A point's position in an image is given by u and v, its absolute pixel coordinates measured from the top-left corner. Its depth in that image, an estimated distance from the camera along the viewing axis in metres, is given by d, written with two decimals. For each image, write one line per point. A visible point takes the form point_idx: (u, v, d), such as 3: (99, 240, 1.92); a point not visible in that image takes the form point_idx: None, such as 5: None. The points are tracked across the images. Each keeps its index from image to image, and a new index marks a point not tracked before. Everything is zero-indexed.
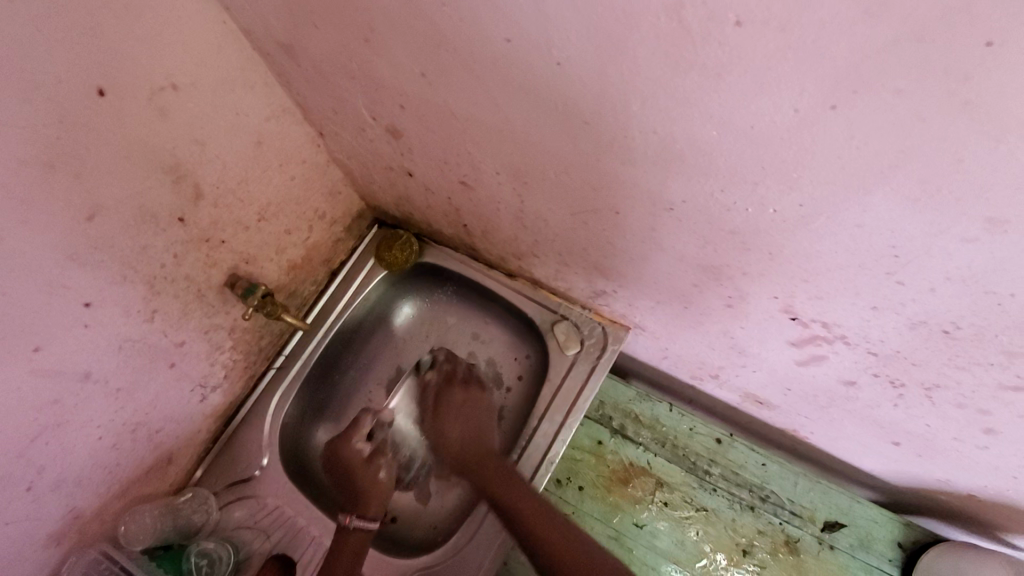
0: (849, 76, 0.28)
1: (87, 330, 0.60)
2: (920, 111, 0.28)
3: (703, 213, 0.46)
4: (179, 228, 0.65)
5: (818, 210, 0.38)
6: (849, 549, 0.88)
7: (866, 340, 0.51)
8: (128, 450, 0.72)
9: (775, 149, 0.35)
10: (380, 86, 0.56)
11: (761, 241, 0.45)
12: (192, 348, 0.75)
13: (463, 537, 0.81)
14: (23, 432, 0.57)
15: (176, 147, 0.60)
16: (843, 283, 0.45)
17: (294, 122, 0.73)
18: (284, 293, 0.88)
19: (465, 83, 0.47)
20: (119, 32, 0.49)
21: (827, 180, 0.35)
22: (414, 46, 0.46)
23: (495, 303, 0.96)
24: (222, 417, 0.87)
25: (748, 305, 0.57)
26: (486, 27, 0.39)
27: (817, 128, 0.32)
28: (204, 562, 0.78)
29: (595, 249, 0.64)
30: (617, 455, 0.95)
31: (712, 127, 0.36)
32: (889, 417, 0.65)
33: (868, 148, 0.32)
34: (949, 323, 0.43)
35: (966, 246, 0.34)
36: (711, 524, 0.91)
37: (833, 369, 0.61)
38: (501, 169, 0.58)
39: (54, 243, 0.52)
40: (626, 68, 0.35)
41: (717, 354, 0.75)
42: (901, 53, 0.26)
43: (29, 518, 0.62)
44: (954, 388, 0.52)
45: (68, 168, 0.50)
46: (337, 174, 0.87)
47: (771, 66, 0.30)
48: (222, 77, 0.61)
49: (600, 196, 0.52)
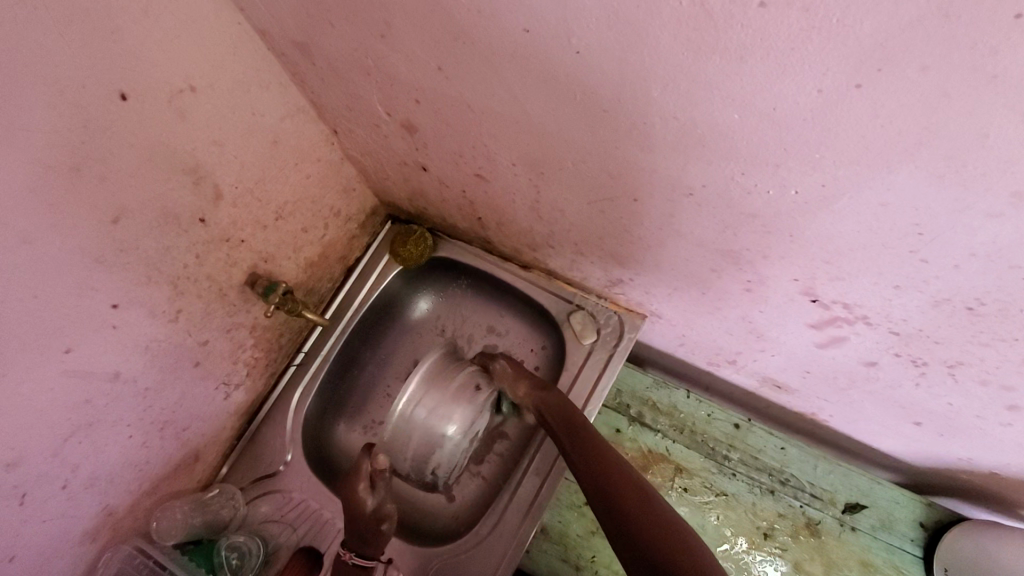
0: (873, 55, 0.28)
1: (116, 331, 0.61)
2: (945, 86, 0.28)
3: (723, 196, 0.46)
4: (200, 229, 0.66)
5: (840, 190, 0.38)
6: (871, 530, 0.89)
7: (888, 320, 0.51)
8: (157, 448, 0.74)
9: (797, 130, 0.35)
10: (397, 81, 0.56)
11: (782, 223, 0.45)
12: (215, 346, 0.77)
13: (485, 527, 0.81)
14: (58, 431, 0.59)
15: (195, 149, 0.60)
16: (865, 263, 0.45)
17: (309, 121, 0.74)
18: (302, 291, 0.89)
19: (481, 74, 0.47)
20: (138, 38, 0.49)
21: (851, 159, 0.35)
22: (431, 40, 0.46)
23: (511, 295, 0.97)
24: (247, 414, 0.89)
25: (767, 288, 0.57)
26: (503, 16, 0.39)
27: (840, 106, 0.32)
28: (235, 555, 0.79)
29: (612, 237, 0.64)
30: (635, 442, 0.95)
31: (734, 110, 0.36)
32: (910, 397, 0.65)
33: (892, 126, 0.32)
34: (974, 299, 0.42)
35: (992, 222, 0.34)
36: (730, 508, 0.91)
37: (853, 350, 0.61)
38: (517, 161, 0.59)
39: (83, 245, 0.53)
40: (647, 53, 0.35)
41: (735, 339, 0.75)
42: (928, 27, 0.26)
43: (66, 515, 0.64)
44: (977, 365, 0.51)
45: (93, 172, 0.51)
46: (352, 170, 0.87)
47: (795, 47, 0.30)
48: (238, 77, 0.61)
49: (617, 184, 0.52)
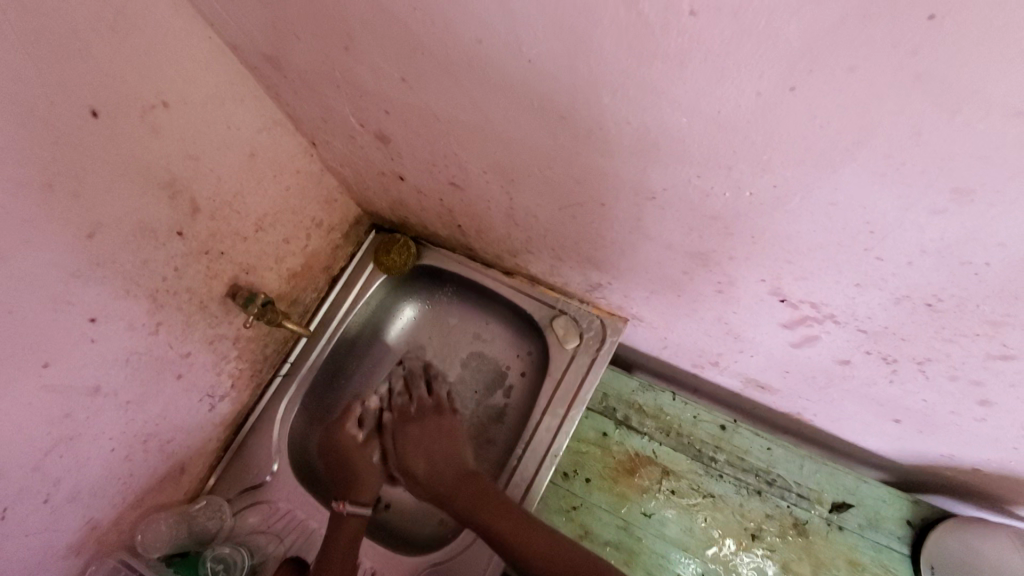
0: (803, 58, 0.29)
1: (95, 345, 0.61)
2: (873, 87, 0.29)
3: (683, 199, 0.46)
4: (178, 242, 0.66)
5: (791, 191, 0.39)
6: (858, 529, 0.89)
7: (854, 318, 0.52)
8: (141, 461, 0.74)
9: (743, 133, 0.36)
10: (365, 93, 0.57)
11: (741, 225, 0.46)
12: (198, 358, 0.77)
13: (471, 534, 0.81)
14: (38, 445, 0.59)
15: (170, 164, 0.61)
16: (824, 262, 0.45)
17: (286, 133, 0.75)
18: (286, 301, 0.90)
19: (442, 84, 0.48)
20: (107, 56, 0.50)
21: (797, 161, 0.36)
22: (393, 52, 0.47)
23: (495, 302, 0.97)
24: (233, 425, 0.89)
25: (737, 289, 0.57)
26: (457, 27, 0.40)
27: (780, 109, 0.33)
28: (221, 566, 0.79)
29: (586, 243, 0.65)
30: (622, 446, 0.95)
31: (682, 114, 0.37)
32: (887, 395, 0.65)
33: (830, 125, 0.32)
34: (931, 295, 0.43)
35: (936, 219, 0.35)
36: (718, 510, 0.91)
37: (826, 350, 0.61)
38: (487, 168, 0.59)
39: (59, 260, 0.54)
40: (594, 62, 0.36)
41: (714, 340, 0.75)
42: (849, 31, 0.27)
43: (48, 529, 0.64)
44: (944, 361, 0.52)
45: (66, 187, 0.52)
46: (332, 181, 0.88)
47: (729, 53, 0.31)
48: (212, 92, 0.62)
49: (584, 189, 0.53)
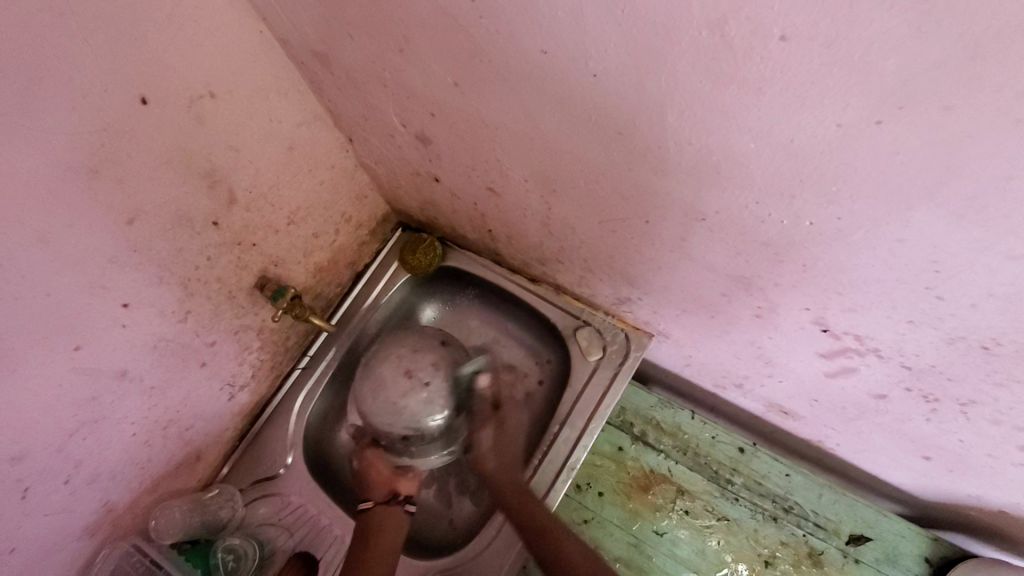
0: (896, 92, 0.28)
1: (125, 329, 0.61)
2: (969, 128, 0.28)
3: (736, 223, 0.45)
4: (212, 232, 0.66)
5: (856, 224, 0.38)
6: (875, 563, 0.87)
7: (900, 354, 0.51)
8: (160, 447, 0.74)
9: (814, 163, 0.35)
10: (413, 95, 0.56)
11: (793, 252, 0.45)
12: (222, 347, 0.77)
13: (482, 541, 0.81)
14: (63, 427, 0.59)
15: (212, 153, 0.61)
16: (879, 296, 0.44)
17: (325, 128, 0.75)
18: (310, 295, 0.89)
19: (495, 90, 0.47)
20: (162, 43, 0.50)
21: (868, 196, 0.35)
22: (449, 55, 0.46)
23: (518, 309, 0.97)
24: (249, 415, 0.89)
25: (777, 316, 0.56)
26: (521, 37, 0.40)
27: (860, 142, 0.32)
28: (231, 558, 0.80)
29: (622, 257, 0.64)
30: (637, 462, 0.94)
31: (750, 139, 0.36)
32: (920, 432, 0.64)
33: (912, 163, 0.31)
34: (989, 339, 0.42)
35: (1010, 264, 0.34)
36: (732, 534, 0.90)
37: (863, 382, 0.60)
38: (529, 176, 0.58)
39: (98, 246, 0.54)
40: (665, 81, 0.35)
41: (743, 363, 0.74)
42: (953, 69, 0.26)
43: (67, 510, 0.64)
44: (990, 404, 0.51)
45: (111, 172, 0.52)
46: (364, 178, 0.88)
47: (816, 82, 0.30)
48: (258, 84, 0.62)
49: (629, 206, 0.52)
